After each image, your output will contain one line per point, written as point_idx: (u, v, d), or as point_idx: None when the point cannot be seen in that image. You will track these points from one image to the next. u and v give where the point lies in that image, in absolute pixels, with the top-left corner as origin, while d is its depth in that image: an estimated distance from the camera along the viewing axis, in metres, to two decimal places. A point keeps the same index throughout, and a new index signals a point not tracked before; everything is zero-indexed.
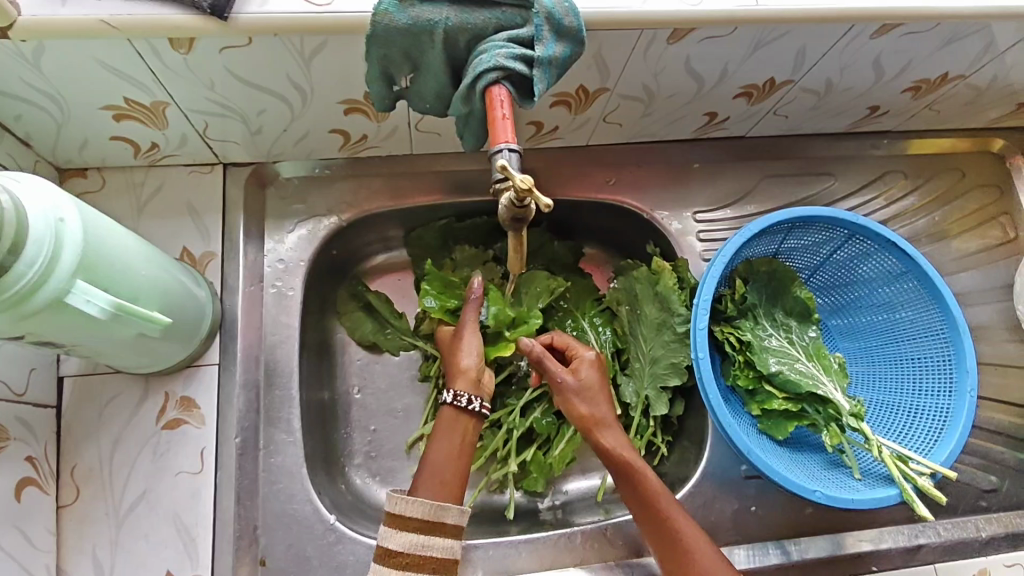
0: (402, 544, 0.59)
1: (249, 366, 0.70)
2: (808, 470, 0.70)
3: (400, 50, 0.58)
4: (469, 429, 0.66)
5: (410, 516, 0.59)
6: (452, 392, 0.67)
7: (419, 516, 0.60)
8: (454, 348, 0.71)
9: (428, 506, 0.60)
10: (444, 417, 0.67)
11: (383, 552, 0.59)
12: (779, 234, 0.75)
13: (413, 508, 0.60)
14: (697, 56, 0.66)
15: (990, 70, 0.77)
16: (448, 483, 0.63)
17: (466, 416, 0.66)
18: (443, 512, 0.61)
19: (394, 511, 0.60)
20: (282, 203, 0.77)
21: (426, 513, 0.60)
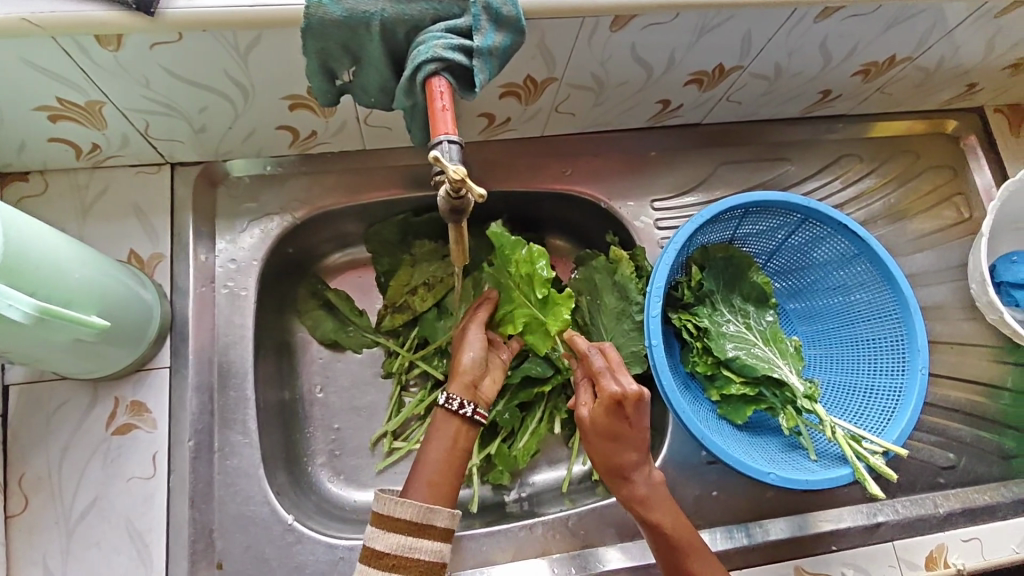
0: (389, 545, 0.60)
1: (202, 369, 0.69)
2: (767, 453, 0.71)
3: (338, 43, 0.57)
4: (460, 432, 0.68)
5: (398, 517, 0.61)
6: (446, 395, 0.69)
7: (410, 518, 0.61)
8: (458, 346, 0.74)
9: (417, 508, 0.61)
10: (438, 418, 0.70)
11: (369, 553, 0.60)
12: (733, 219, 0.75)
13: (402, 510, 0.61)
14: (643, 43, 0.66)
15: (938, 51, 0.77)
16: (439, 485, 0.66)
17: (458, 420, 0.69)
18: (431, 515, 0.62)
19: (382, 511, 0.61)
20: (233, 202, 0.76)
21: (414, 515, 0.61)
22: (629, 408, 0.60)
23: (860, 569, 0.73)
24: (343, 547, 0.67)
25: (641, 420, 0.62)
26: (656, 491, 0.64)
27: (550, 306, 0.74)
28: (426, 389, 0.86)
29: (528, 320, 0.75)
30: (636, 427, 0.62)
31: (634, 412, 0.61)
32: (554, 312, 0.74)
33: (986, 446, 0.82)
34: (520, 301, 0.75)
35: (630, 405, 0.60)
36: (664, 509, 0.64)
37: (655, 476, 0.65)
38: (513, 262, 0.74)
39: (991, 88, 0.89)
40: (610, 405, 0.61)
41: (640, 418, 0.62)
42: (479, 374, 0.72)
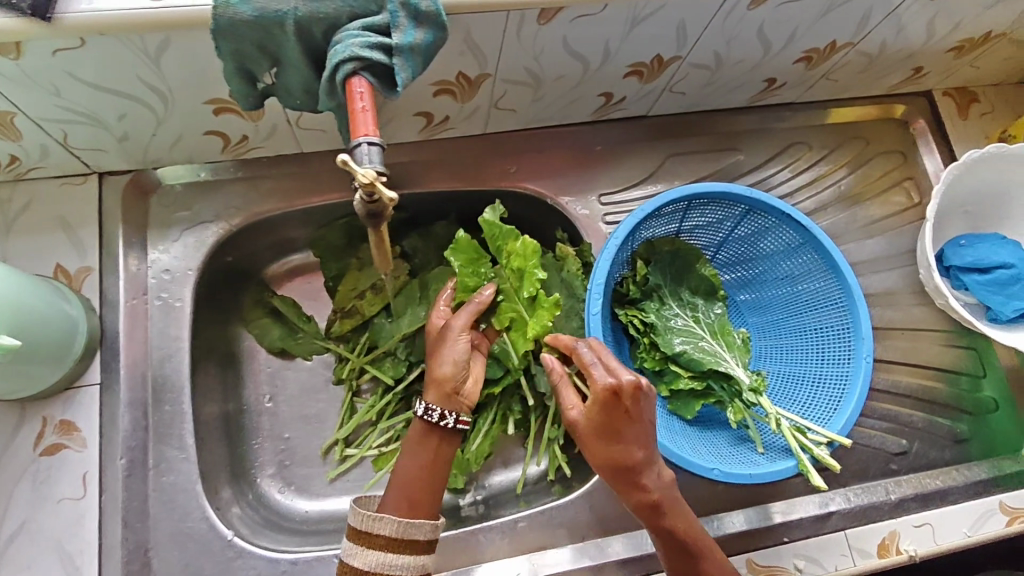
0: (368, 562, 0.58)
1: (135, 385, 0.67)
2: (715, 448, 0.70)
3: (254, 45, 0.55)
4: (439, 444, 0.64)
5: (379, 533, 0.59)
6: (424, 408, 0.64)
7: (392, 534, 0.59)
8: (434, 351, 0.67)
9: (397, 524, 0.59)
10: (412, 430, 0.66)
11: (347, 569, 0.58)
12: (677, 212, 0.74)
13: (381, 525, 0.59)
14: (575, 36, 0.64)
15: (878, 36, 0.77)
16: (415, 501, 0.62)
17: (439, 432, 0.64)
18: (412, 530, 0.60)
19: (361, 527, 0.59)
20: (165, 210, 0.73)
21: (394, 531, 0.59)
22: (628, 402, 0.57)
23: (812, 559, 0.73)
24: (286, 560, 0.65)
25: (643, 415, 0.59)
26: (668, 493, 0.60)
27: (536, 304, 0.72)
28: (377, 394, 0.85)
29: (515, 317, 0.73)
30: (638, 422, 0.58)
31: (631, 407, 0.58)
32: (538, 314, 0.72)
33: (938, 431, 0.82)
34: (510, 296, 0.73)
35: (628, 397, 0.57)
36: (674, 511, 0.61)
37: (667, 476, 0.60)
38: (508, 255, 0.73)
39: (937, 71, 0.89)
40: (608, 401, 0.58)
41: (639, 414, 0.58)
42: (461, 379, 0.66)
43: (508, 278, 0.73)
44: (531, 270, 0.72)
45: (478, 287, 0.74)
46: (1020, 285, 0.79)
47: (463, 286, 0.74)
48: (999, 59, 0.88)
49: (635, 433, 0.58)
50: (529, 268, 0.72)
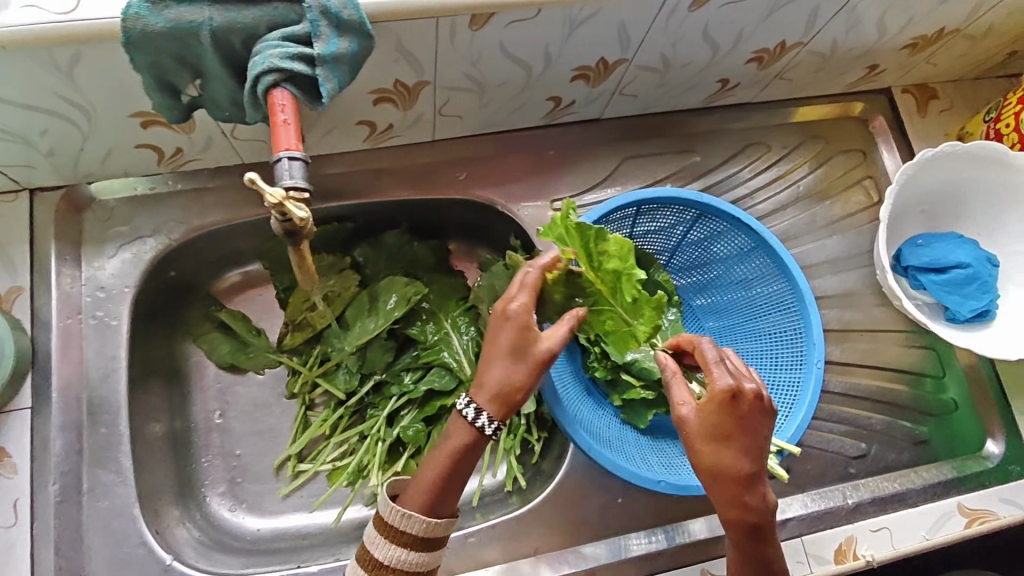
0: (388, 556, 0.55)
1: (68, 408, 0.65)
2: (666, 458, 0.70)
3: (171, 57, 0.53)
4: (483, 442, 0.57)
5: (406, 531, 0.55)
6: (490, 426, 0.56)
7: (420, 534, 0.55)
8: (520, 365, 0.56)
9: (426, 524, 0.55)
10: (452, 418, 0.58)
11: (368, 558, 0.56)
12: (626, 218, 0.73)
13: (408, 524, 0.55)
14: (512, 41, 0.63)
15: (828, 35, 0.76)
16: (442, 501, 0.56)
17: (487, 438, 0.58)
18: (438, 529, 0.56)
19: (389, 520, 0.55)
20: (100, 226, 0.71)
21: (420, 531, 0.55)
22: (747, 407, 0.53)
23: None
24: None
25: (758, 428, 0.53)
26: (768, 517, 0.54)
27: (639, 307, 0.64)
28: (330, 407, 0.83)
29: (612, 321, 0.66)
30: (755, 434, 0.53)
31: (748, 414, 0.53)
32: (644, 316, 0.65)
33: (897, 433, 0.82)
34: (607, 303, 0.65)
35: (749, 404, 0.53)
36: (770, 535, 0.55)
37: (772, 500, 0.54)
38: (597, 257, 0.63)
39: (894, 68, 0.88)
40: (727, 402, 0.53)
41: (754, 424, 0.53)
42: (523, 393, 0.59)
43: (599, 284, 0.64)
44: (630, 271, 0.63)
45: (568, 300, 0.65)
46: (974, 285, 0.78)
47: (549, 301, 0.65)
48: (955, 55, 0.87)
49: (749, 447, 0.53)
50: (626, 269, 0.63)
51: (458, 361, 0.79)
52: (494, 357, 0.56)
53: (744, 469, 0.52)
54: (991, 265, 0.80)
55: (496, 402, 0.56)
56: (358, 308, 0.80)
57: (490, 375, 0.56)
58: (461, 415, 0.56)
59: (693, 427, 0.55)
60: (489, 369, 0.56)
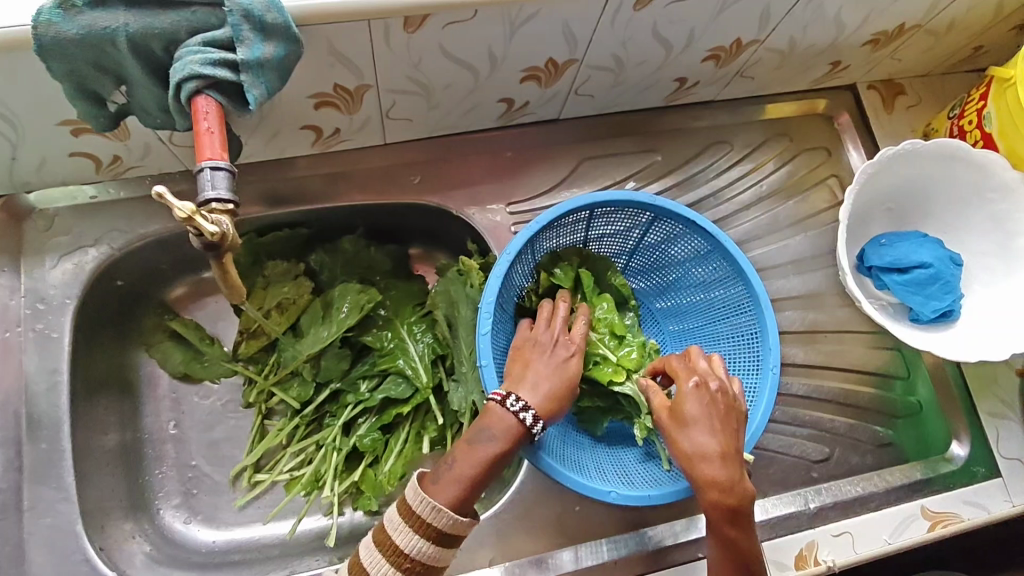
0: (409, 545, 0.52)
1: (7, 422, 0.64)
2: (620, 467, 0.69)
3: (89, 64, 0.52)
4: (517, 443, 0.56)
5: (434, 522, 0.52)
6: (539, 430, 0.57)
7: (446, 529, 0.52)
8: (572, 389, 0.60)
9: (456, 519, 0.52)
10: (490, 411, 0.56)
11: (388, 545, 0.52)
12: (580, 221, 0.72)
13: (438, 515, 0.52)
14: (452, 43, 0.61)
15: (785, 32, 0.74)
16: (470, 496, 0.54)
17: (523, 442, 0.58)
18: (464, 526, 0.53)
19: (418, 506, 0.52)
20: (41, 236, 0.70)
21: (447, 524, 0.52)
22: (716, 394, 0.56)
23: None
24: None
25: (727, 413, 0.55)
26: (747, 503, 0.54)
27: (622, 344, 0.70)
28: (286, 417, 0.81)
29: (599, 357, 0.69)
30: (726, 419, 0.55)
31: (713, 399, 0.55)
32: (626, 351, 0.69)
33: (860, 436, 0.81)
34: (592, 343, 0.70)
35: (718, 391, 0.56)
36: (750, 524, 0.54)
37: (751, 490, 0.54)
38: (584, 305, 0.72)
39: (858, 64, 0.86)
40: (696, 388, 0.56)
41: (722, 409, 0.55)
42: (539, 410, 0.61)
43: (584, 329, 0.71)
44: (612, 317, 0.71)
45: None
46: (937, 285, 0.77)
47: None
48: (920, 50, 0.86)
49: (721, 430, 0.54)
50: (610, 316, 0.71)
51: (414, 368, 0.77)
52: (551, 371, 0.59)
53: (718, 451, 0.53)
54: (955, 265, 0.79)
55: (551, 412, 0.58)
56: (312, 317, 0.79)
57: (546, 383, 0.58)
58: (513, 413, 0.56)
59: (666, 419, 0.57)
60: (546, 379, 0.59)
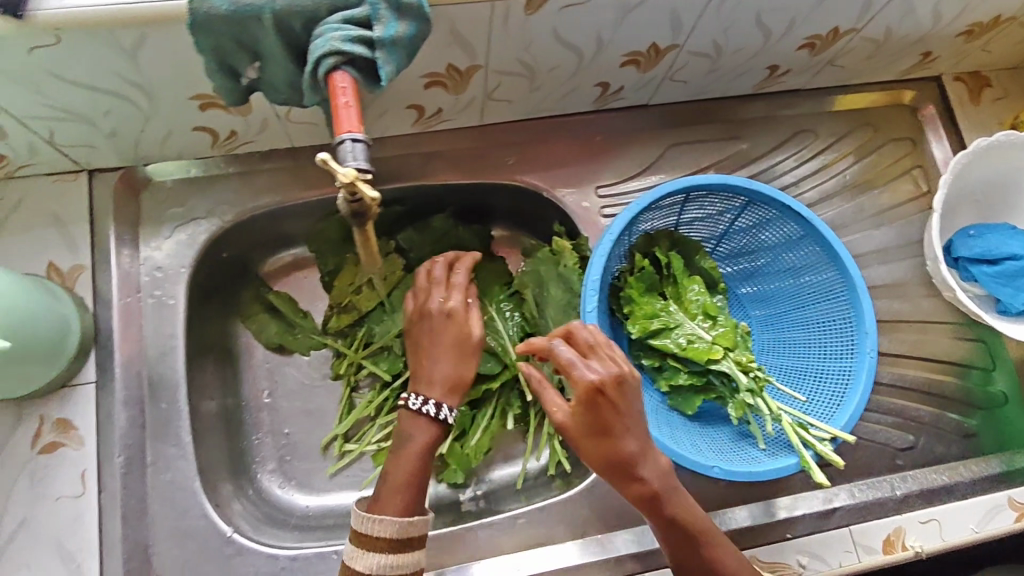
0: (368, 566, 0.58)
1: (131, 382, 0.67)
2: (716, 444, 0.70)
3: (231, 39, 0.53)
4: (432, 431, 0.65)
5: (380, 534, 0.59)
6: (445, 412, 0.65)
7: (395, 535, 0.59)
8: (463, 352, 0.67)
9: (398, 524, 0.60)
10: (404, 417, 0.66)
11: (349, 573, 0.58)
12: (675, 205, 0.73)
13: (381, 528, 0.59)
14: (564, 27, 0.63)
15: (884, 21, 0.74)
16: (414, 499, 0.62)
17: (435, 424, 0.65)
18: (411, 528, 0.60)
19: (363, 530, 0.59)
20: (158, 207, 0.72)
21: (394, 532, 0.59)
22: (616, 395, 0.57)
23: (816, 556, 0.72)
24: (285, 557, 0.67)
25: (627, 402, 0.58)
26: (666, 481, 0.59)
27: (714, 324, 0.72)
28: (375, 390, 0.84)
29: (692, 338, 0.70)
30: (629, 416, 0.58)
31: (616, 396, 0.57)
32: (721, 332, 0.70)
33: (946, 426, 0.81)
34: (685, 325, 0.71)
35: (617, 392, 0.57)
36: (677, 500, 0.59)
37: (665, 465, 0.60)
38: (675, 286, 0.74)
39: (948, 55, 0.86)
40: (594, 398, 0.57)
41: (624, 400, 0.58)
42: None
43: (677, 310, 0.72)
44: (706, 299, 0.72)
45: (654, 316, 0.71)
46: None
47: (641, 327, 0.71)
48: (1011, 42, 0.85)
49: (628, 422, 0.58)
50: (705, 300, 0.72)
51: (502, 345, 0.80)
52: (440, 353, 0.67)
53: (634, 449, 0.58)
54: None
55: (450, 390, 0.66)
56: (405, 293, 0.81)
57: (439, 369, 0.66)
58: (419, 411, 0.65)
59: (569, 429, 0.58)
60: (435, 362, 0.67)
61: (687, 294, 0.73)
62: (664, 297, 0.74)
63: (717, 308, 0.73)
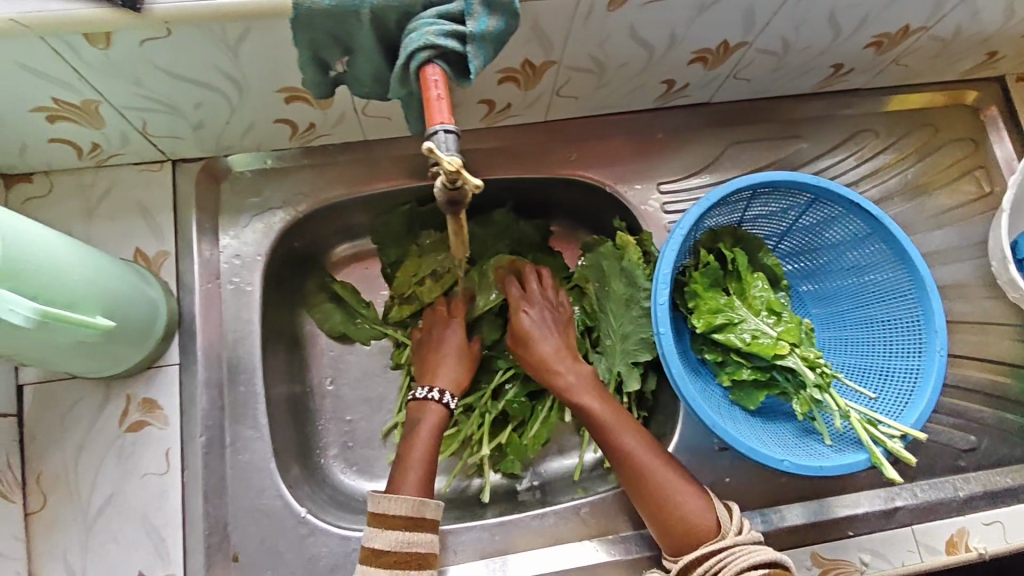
0: (388, 542, 0.63)
1: (211, 365, 0.70)
2: (780, 439, 0.71)
3: (327, 33, 0.55)
4: (438, 415, 0.73)
5: (394, 513, 0.64)
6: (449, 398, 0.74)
7: (407, 514, 0.64)
8: (466, 359, 0.78)
9: (411, 503, 0.65)
10: (413, 410, 0.74)
11: (369, 553, 0.63)
12: (741, 202, 0.73)
13: (397, 507, 0.64)
14: (641, 24, 0.64)
15: (955, 19, 0.74)
16: (426, 478, 0.69)
17: (440, 406, 0.74)
18: (423, 508, 0.65)
19: (377, 511, 0.64)
20: (237, 197, 0.75)
21: (408, 510, 0.65)
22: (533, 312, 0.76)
23: (879, 554, 0.72)
24: (357, 539, 0.69)
25: (543, 317, 0.76)
26: (582, 380, 0.72)
27: (780, 320, 0.72)
28: None
29: (758, 334, 0.70)
30: (541, 326, 0.76)
31: (536, 312, 0.76)
32: (787, 327, 0.71)
33: (1009, 428, 0.81)
34: (752, 320, 0.71)
35: (533, 309, 0.77)
36: (594, 397, 0.70)
37: (583, 370, 0.73)
38: (738, 280, 0.74)
39: (1014, 55, 0.85)
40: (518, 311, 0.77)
41: (540, 316, 0.76)
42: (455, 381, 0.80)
43: (741, 305, 0.72)
44: (771, 295, 0.73)
45: (718, 310, 0.71)
46: None
47: (705, 321, 0.71)
48: None
49: (544, 331, 0.75)
50: (771, 297, 0.73)
51: None
52: (451, 357, 0.78)
53: (547, 351, 0.74)
54: None
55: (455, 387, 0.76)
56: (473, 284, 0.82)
57: (449, 369, 0.77)
58: (426, 398, 0.74)
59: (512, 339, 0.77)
60: (448, 366, 0.77)
61: (752, 290, 0.73)
62: (727, 292, 0.74)
63: (782, 305, 0.73)
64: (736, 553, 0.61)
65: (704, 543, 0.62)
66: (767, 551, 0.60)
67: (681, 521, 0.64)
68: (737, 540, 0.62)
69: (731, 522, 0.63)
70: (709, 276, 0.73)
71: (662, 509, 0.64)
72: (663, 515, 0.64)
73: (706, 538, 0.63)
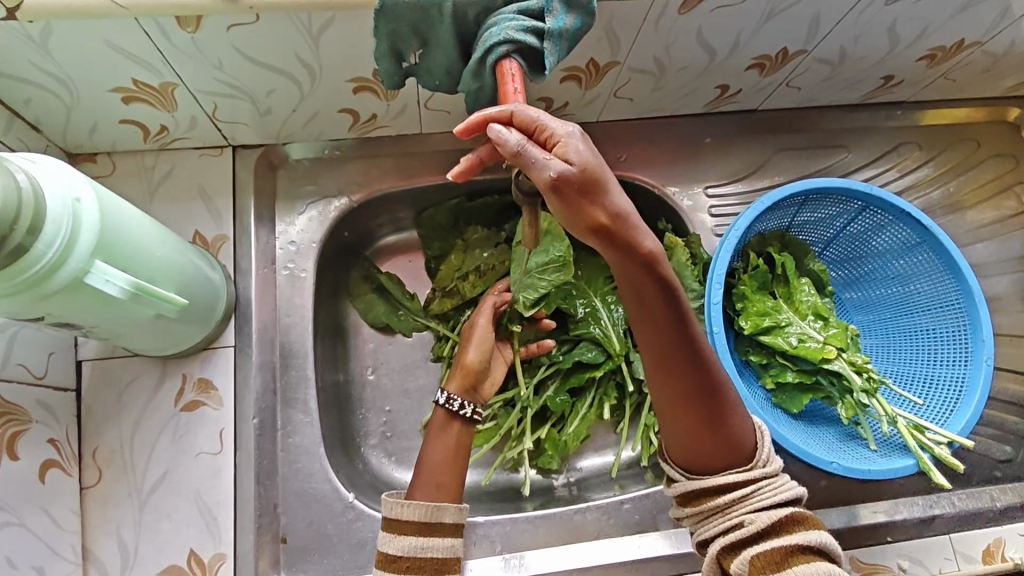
0: (401, 548, 0.61)
1: (266, 348, 0.71)
2: (824, 442, 0.72)
3: (409, 25, 0.56)
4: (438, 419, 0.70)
5: (408, 519, 0.62)
6: (446, 395, 0.71)
7: (421, 519, 0.63)
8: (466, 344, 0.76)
9: (423, 508, 0.63)
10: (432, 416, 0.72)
11: (384, 558, 0.60)
12: (792, 208, 0.74)
13: (409, 513, 0.62)
14: (709, 27, 0.65)
15: (1008, 36, 0.75)
16: (444, 485, 0.66)
17: (444, 412, 0.70)
18: (439, 513, 0.63)
19: (391, 516, 0.62)
20: (294, 185, 0.76)
21: (422, 515, 0.63)
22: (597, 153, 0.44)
23: (916, 560, 0.73)
24: None
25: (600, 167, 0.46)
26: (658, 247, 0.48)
27: (826, 325, 0.72)
28: None
29: (806, 337, 0.70)
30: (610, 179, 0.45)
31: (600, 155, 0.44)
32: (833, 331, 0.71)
33: None
34: (798, 323, 0.71)
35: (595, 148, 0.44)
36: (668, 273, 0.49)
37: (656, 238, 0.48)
38: (779, 282, 0.75)
39: None
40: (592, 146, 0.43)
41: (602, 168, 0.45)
42: (479, 375, 0.75)
43: (785, 308, 0.73)
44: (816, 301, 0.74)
45: (766, 312, 0.72)
46: None
47: (751, 322, 0.72)
48: None
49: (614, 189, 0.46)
50: (817, 303, 0.74)
51: (607, 334, 0.79)
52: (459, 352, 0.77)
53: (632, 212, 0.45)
54: None
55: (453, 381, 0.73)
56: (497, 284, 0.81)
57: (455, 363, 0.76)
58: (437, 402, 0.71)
59: (573, 184, 0.41)
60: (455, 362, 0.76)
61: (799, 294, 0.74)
62: (772, 296, 0.75)
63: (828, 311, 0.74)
64: (763, 490, 0.54)
65: (740, 471, 0.55)
66: (790, 486, 0.55)
67: (726, 441, 0.55)
68: (768, 473, 0.55)
69: (762, 452, 0.56)
70: (753, 280, 0.74)
71: (711, 423, 0.54)
72: (720, 430, 0.55)
73: (741, 464, 0.56)
